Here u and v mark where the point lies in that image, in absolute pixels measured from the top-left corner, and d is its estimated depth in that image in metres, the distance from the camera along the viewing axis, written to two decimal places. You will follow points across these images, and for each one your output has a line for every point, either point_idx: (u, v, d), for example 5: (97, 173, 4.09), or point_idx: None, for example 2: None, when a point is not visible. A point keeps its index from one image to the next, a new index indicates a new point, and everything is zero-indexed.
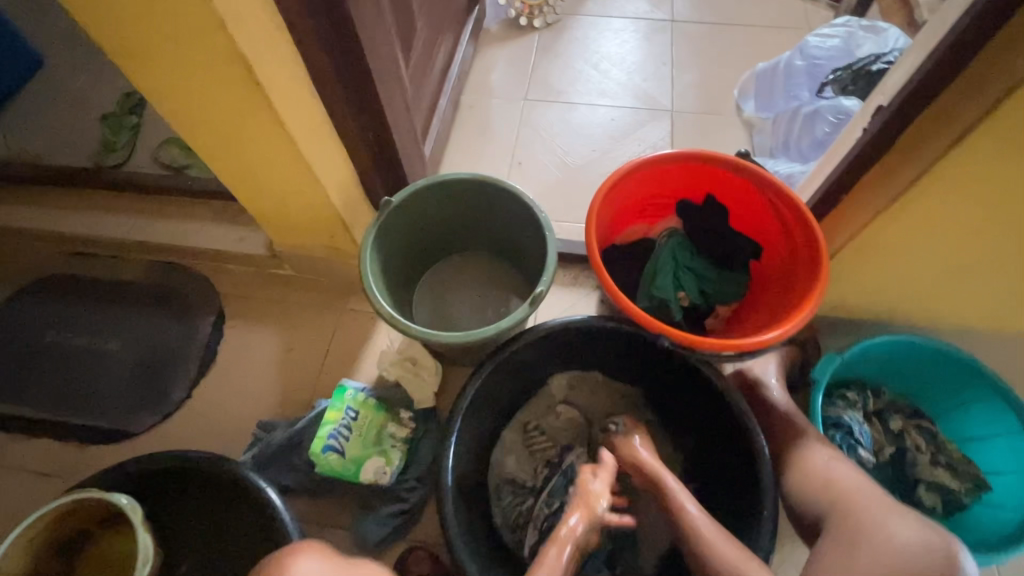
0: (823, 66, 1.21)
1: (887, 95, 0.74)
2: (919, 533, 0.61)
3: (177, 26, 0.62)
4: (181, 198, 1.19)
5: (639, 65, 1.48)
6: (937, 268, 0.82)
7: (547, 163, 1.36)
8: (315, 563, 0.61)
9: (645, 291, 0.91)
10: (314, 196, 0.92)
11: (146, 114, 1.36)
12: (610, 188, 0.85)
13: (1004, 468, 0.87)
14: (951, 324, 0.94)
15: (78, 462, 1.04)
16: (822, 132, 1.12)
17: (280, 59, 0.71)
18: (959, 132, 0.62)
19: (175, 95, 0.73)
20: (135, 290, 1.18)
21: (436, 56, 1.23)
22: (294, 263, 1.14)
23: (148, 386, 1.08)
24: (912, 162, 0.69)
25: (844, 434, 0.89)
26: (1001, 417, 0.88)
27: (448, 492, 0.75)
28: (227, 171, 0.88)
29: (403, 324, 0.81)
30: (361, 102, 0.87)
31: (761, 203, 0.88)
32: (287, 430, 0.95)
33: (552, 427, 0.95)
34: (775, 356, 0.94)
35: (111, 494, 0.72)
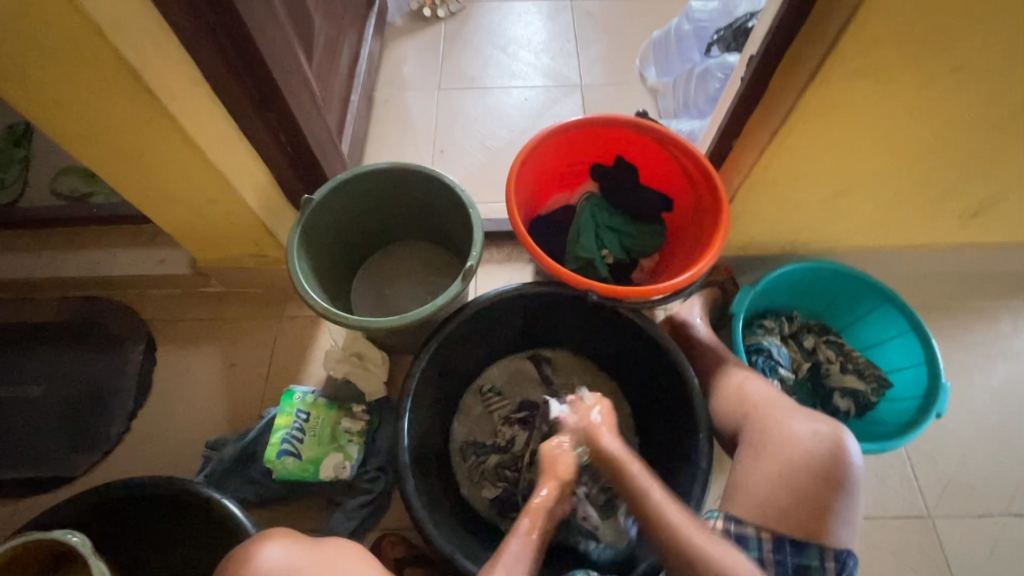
0: (707, 28, 1.27)
1: (756, 45, 0.82)
2: (811, 426, 0.69)
3: (51, 36, 0.60)
4: (89, 226, 1.13)
5: (545, 44, 1.52)
6: (821, 197, 0.91)
7: (468, 147, 1.38)
8: (279, 547, 0.62)
9: (571, 253, 0.96)
10: (230, 202, 0.90)
11: (36, 146, 1.28)
12: (524, 159, 0.89)
13: (902, 364, 0.99)
14: (843, 246, 1.05)
15: (12, 518, 0.98)
16: (714, 88, 1.21)
17: (170, 65, 0.69)
18: (812, 69, 0.69)
19: (60, 112, 0.70)
20: (51, 330, 1.12)
21: (341, 52, 1.23)
22: (223, 277, 1.11)
23: (81, 425, 1.03)
24: (782, 102, 0.77)
25: (765, 357, 0.98)
26: (894, 320, 0.99)
27: (406, 469, 0.77)
28: (132, 187, 0.85)
29: (339, 315, 0.81)
30: (266, 102, 0.86)
31: (666, 158, 0.95)
32: (238, 443, 0.94)
33: (505, 388, 1.01)
34: (698, 300, 1.02)
35: (55, 534, 0.67)
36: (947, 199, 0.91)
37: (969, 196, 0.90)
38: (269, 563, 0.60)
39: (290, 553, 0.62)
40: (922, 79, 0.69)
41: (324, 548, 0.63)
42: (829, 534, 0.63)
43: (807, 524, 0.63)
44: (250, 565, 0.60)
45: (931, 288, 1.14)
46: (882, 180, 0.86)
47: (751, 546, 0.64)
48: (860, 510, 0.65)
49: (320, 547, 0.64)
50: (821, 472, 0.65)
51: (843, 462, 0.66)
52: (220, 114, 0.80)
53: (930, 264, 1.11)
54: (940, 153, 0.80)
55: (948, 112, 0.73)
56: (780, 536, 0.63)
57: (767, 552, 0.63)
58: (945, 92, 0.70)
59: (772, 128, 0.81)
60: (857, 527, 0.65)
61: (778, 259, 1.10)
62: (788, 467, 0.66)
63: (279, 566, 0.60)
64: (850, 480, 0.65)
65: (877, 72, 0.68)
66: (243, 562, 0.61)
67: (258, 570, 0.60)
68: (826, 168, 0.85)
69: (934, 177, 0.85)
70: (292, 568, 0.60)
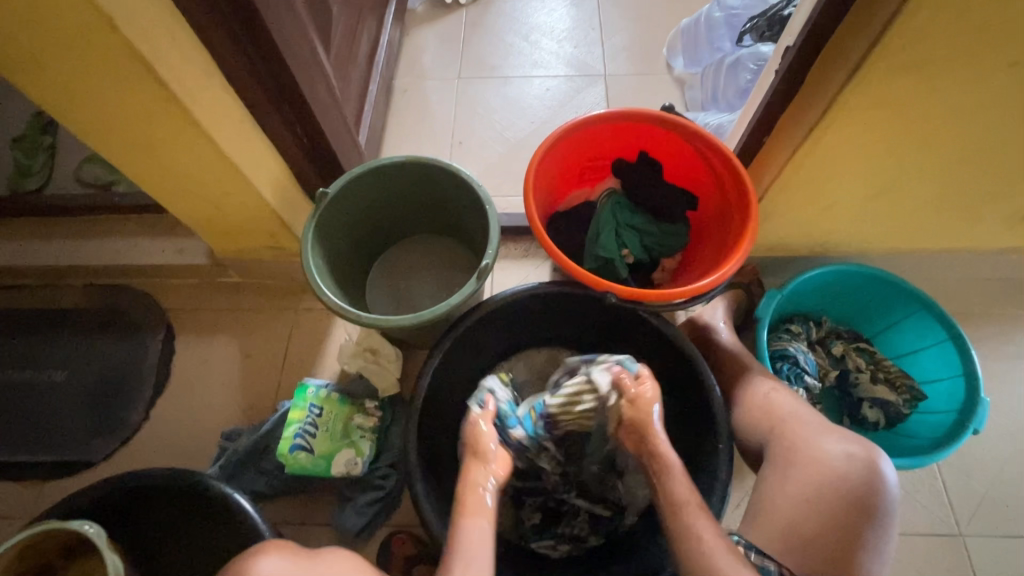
0: (741, 16, 1.21)
1: (792, 35, 0.77)
2: (843, 447, 0.66)
3: (64, 28, 0.59)
4: (111, 215, 1.14)
5: (568, 32, 1.48)
6: (857, 198, 0.86)
7: (487, 139, 1.35)
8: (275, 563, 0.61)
9: (590, 252, 0.92)
10: (245, 195, 0.89)
11: (61, 134, 1.30)
12: (543, 154, 0.86)
13: (938, 375, 0.94)
14: (879, 249, 1.00)
15: (37, 501, 1.00)
16: (745, 80, 1.15)
17: (182, 57, 0.68)
18: (855, 61, 0.64)
19: (75, 103, 0.69)
20: (76, 316, 1.14)
21: (359, 41, 1.21)
22: (240, 268, 1.12)
23: (103, 411, 1.05)
24: (818, 99, 0.73)
25: (790, 364, 0.94)
26: (930, 328, 0.94)
27: (416, 470, 0.76)
28: (150, 179, 0.85)
29: (353, 313, 0.80)
30: (281, 93, 0.85)
31: (693, 154, 0.91)
32: (252, 435, 0.94)
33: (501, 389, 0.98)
34: (722, 301, 0.98)
35: (70, 523, 0.70)
36: (994, 203, 0.85)
37: (1018, 199, 0.84)
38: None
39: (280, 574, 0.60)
40: (974, 74, 0.63)
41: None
42: (858, 564, 0.60)
43: (837, 552, 0.60)
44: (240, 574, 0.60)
45: (971, 295, 1.08)
46: (923, 180, 0.81)
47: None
48: (894, 541, 0.62)
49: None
50: (853, 500, 0.62)
51: (877, 490, 0.62)
52: (235, 105, 0.79)
53: (972, 269, 1.05)
54: (988, 155, 0.75)
55: (1003, 110, 0.68)
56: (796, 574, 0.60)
57: None
58: (1001, 89, 0.65)
59: (806, 127, 0.76)
60: (888, 558, 0.62)
61: (807, 261, 1.05)
62: (815, 490, 0.63)
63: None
64: (884, 510, 0.62)
65: (927, 66, 0.63)
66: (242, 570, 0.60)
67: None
68: (864, 168, 0.80)
69: (981, 178, 0.80)
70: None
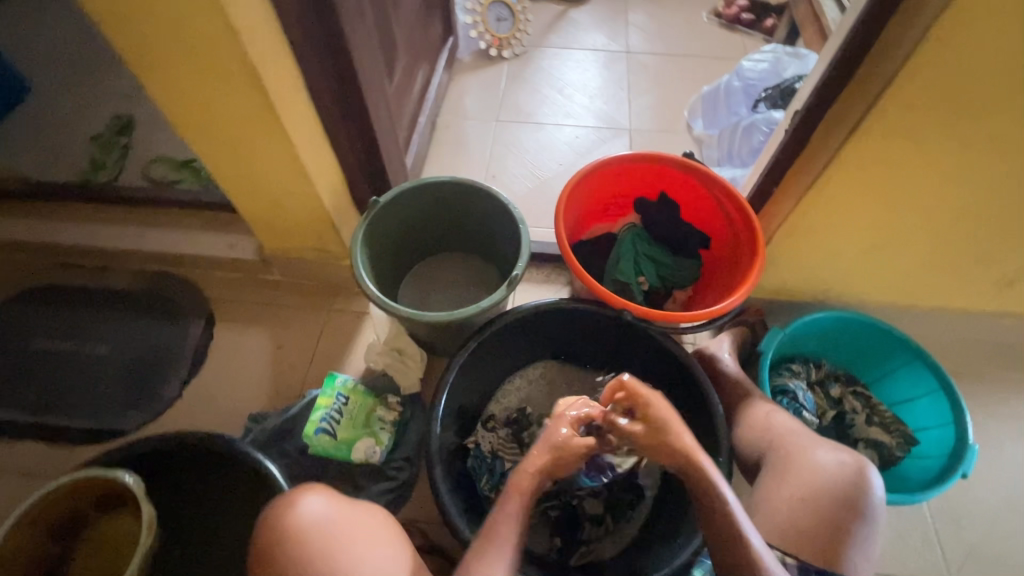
0: (756, 86, 1.38)
1: (800, 101, 0.89)
2: (834, 456, 0.71)
3: (192, 36, 0.71)
4: (171, 209, 1.25)
5: (599, 89, 1.63)
6: (856, 248, 0.95)
7: (519, 175, 1.47)
8: (326, 503, 0.66)
9: (609, 275, 1.03)
10: (306, 196, 1.00)
11: (135, 136, 1.44)
12: (574, 185, 0.97)
13: (930, 424, 0.99)
14: (876, 301, 1.08)
15: (66, 464, 1.05)
16: (759, 141, 1.28)
17: (280, 70, 0.80)
18: (852, 124, 0.75)
19: (183, 99, 0.82)
20: (125, 297, 1.22)
21: (414, 79, 1.36)
22: (284, 266, 1.21)
23: (139, 386, 1.11)
24: (820, 154, 0.83)
25: (790, 399, 0.99)
26: (923, 378, 1.00)
27: (435, 454, 0.82)
28: (225, 173, 0.96)
29: (391, 306, 0.88)
30: (351, 111, 0.97)
31: (708, 198, 1.01)
32: (280, 417, 1.00)
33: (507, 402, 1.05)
34: (728, 336, 1.05)
35: (114, 471, 0.77)
36: (982, 265, 0.94)
37: (1003, 264, 0.93)
38: (312, 518, 0.64)
39: (330, 511, 0.66)
40: (956, 143, 0.73)
41: (359, 528, 0.65)
42: (850, 561, 0.64)
43: (829, 546, 0.64)
44: (290, 516, 0.64)
45: (964, 355, 1.14)
46: (918, 237, 0.90)
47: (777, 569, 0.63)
48: (878, 540, 0.66)
49: (357, 524, 0.66)
50: (842, 498, 0.66)
51: (864, 491, 0.67)
52: (311, 115, 0.91)
53: (965, 330, 1.12)
54: (975, 217, 0.84)
55: (984, 178, 0.77)
56: (805, 561, 0.64)
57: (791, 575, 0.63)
58: (981, 158, 0.75)
59: (810, 178, 0.86)
60: (875, 559, 0.66)
61: (809, 307, 1.13)
62: (809, 491, 0.68)
63: (316, 525, 0.64)
64: (870, 510, 0.66)
65: (914, 132, 0.73)
66: (288, 508, 0.65)
67: (297, 522, 0.64)
68: (862, 220, 0.89)
69: (970, 239, 0.88)
70: (325, 529, 0.63)
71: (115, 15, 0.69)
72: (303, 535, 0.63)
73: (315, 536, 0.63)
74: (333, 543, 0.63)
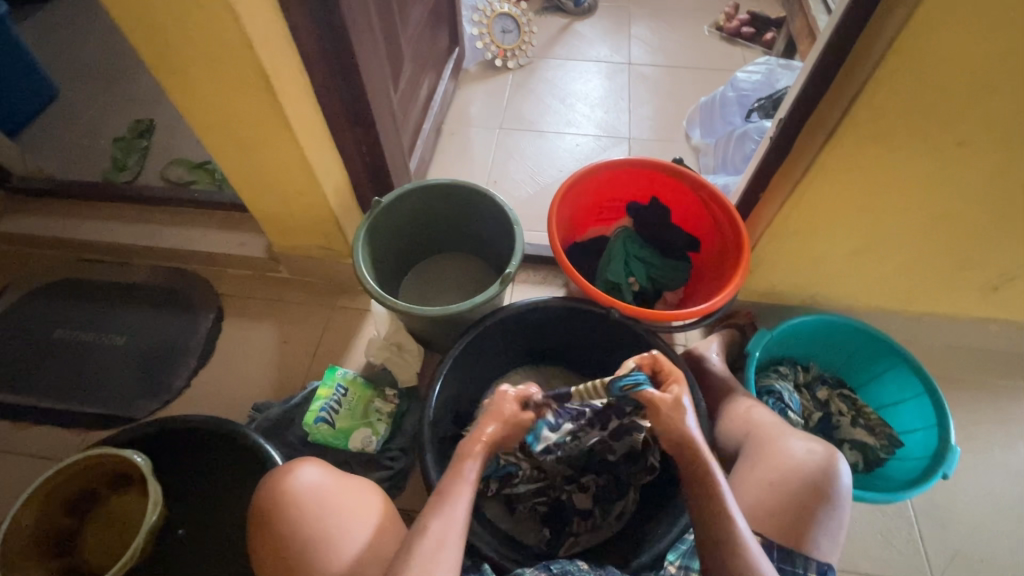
0: (750, 97, 1.42)
1: (784, 110, 0.92)
2: (805, 445, 0.73)
3: (210, 45, 0.77)
4: (186, 208, 1.31)
5: (600, 99, 1.68)
6: (841, 252, 0.98)
7: (520, 180, 1.52)
8: (320, 472, 0.71)
9: (600, 276, 1.07)
10: (312, 196, 1.05)
11: (155, 139, 1.51)
12: (567, 188, 1.01)
13: (915, 426, 1.00)
14: (864, 306, 1.10)
15: (80, 447, 1.10)
16: (751, 149, 1.31)
17: (290, 76, 0.86)
18: (830, 129, 0.78)
19: (198, 102, 0.87)
20: (140, 291, 1.28)
21: (420, 87, 1.42)
22: (292, 264, 1.26)
23: (150, 375, 1.17)
24: (801, 161, 0.87)
25: (776, 399, 1.01)
26: (909, 381, 1.02)
27: (427, 442, 0.85)
28: (236, 172, 1.02)
29: (390, 300, 0.92)
30: (357, 116, 1.02)
31: (697, 202, 1.04)
32: (283, 406, 1.05)
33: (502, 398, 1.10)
34: (717, 337, 1.08)
35: (124, 450, 0.82)
36: (966, 271, 0.96)
37: (986, 270, 0.95)
38: (308, 484, 0.69)
39: (324, 478, 0.71)
40: (929, 148, 0.76)
41: (352, 490, 0.72)
42: (813, 542, 0.66)
43: (793, 529, 0.67)
44: (287, 483, 0.69)
45: (952, 361, 1.16)
46: (900, 242, 0.92)
47: None
48: (845, 525, 0.68)
49: (350, 487, 0.72)
50: (811, 485, 0.69)
51: (833, 479, 0.69)
52: (318, 120, 0.97)
53: (954, 337, 1.14)
54: (954, 224, 0.87)
55: (959, 184, 0.80)
56: (769, 542, 0.67)
57: None
58: (955, 166, 0.78)
59: (792, 183, 0.89)
60: (841, 542, 0.68)
61: (799, 311, 1.16)
62: (778, 477, 0.70)
63: (312, 492, 0.69)
64: (838, 496, 0.69)
65: (889, 137, 0.76)
66: (285, 478, 0.70)
67: (293, 489, 0.69)
68: (845, 224, 0.92)
69: (951, 246, 0.91)
70: (320, 494, 0.69)
71: (141, 24, 0.75)
72: (300, 501, 0.68)
73: (312, 500, 0.68)
74: (329, 507, 0.68)
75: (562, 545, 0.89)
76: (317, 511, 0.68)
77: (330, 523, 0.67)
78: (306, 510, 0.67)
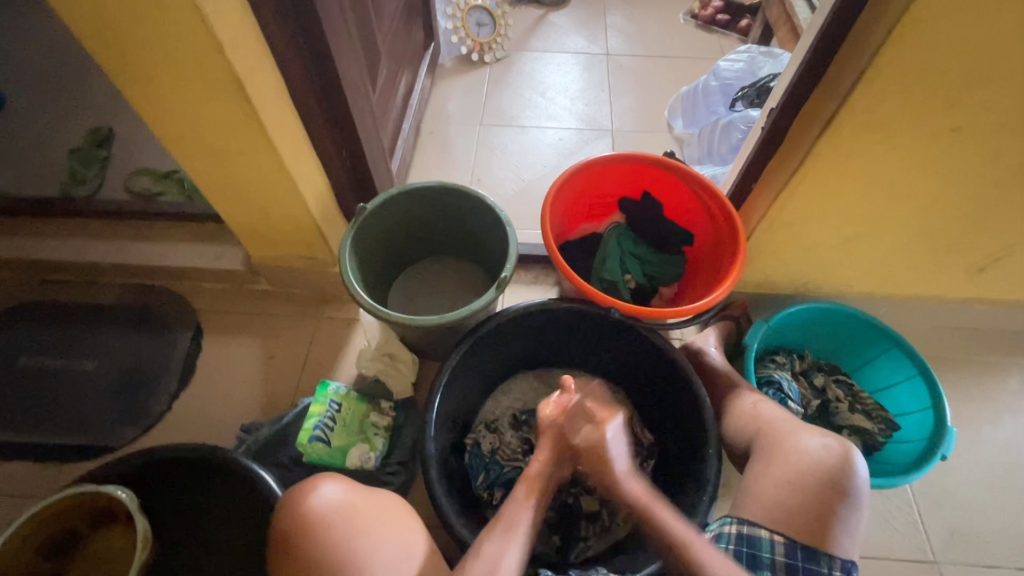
0: (733, 85, 1.42)
1: (773, 100, 0.91)
2: (820, 441, 0.73)
3: (179, 50, 0.72)
4: (154, 221, 1.23)
5: (581, 91, 1.66)
6: (834, 240, 0.98)
7: (504, 177, 1.49)
8: (336, 486, 0.68)
9: (596, 275, 1.05)
10: (294, 205, 1.00)
11: (115, 149, 1.42)
12: (559, 187, 0.98)
13: (910, 408, 1.02)
14: (855, 291, 1.11)
15: (56, 482, 1.04)
16: (737, 138, 1.30)
17: (265, 80, 0.81)
18: (827, 117, 0.77)
19: (166, 110, 0.81)
20: (110, 311, 1.21)
21: (397, 86, 1.37)
22: (272, 275, 1.20)
23: (127, 401, 1.10)
24: (795, 151, 0.86)
25: (776, 389, 1.01)
26: (903, 365, 1.03)
27: (431, 457, 0.82)
28: (210, 183, 0.96)
29: (382, 312, 0.89)
30: (337, 119, 0.97)
31: (690, 196, 1.03)
32: (272, 426, 1.00)
33: (502, 402, 1.07)
34: (714, 330, 1.07)
35: (106, 487, 0.77)
36: (956, 253, 0.97)
37: (974, 252, 0.96)
38: (328, 502, 0.66)
39: (348, 494, 0.68)
40: (923, 135, 0.76)
41: (373, 494, 0.70)
42: (835, 538, 0.66)
43: (815, 526, 0.66)
44: (311, 502, 0.66)
45: (939, 341, 1.18)
46: (893, 228, 0.93)
47: (764, 548, 0.66)
48: (864, 521, 0.68)
49: (369, 491, 0.70)
50: (829, 482, 0.69)
51: (850, 474, 0.69)
52: (296, 125, 0.92)
53: (941, 317, 1.16)
54: (946, 208, 0.87)
55: (952, 168, 0.80)
56: (793, 540, 0.66)
57: (779, 553, 0.65)
58: (947, 153, 0.78)
59: (786, 174, 0.88)
60: (860, 536, 0.68)
61: (792, 299, 1.16)
62: (796, 474, 0.70)
63: (338, 507, 0.66)
64: (856, 491, 0.68)
65: (885, 127, 0.76)
66: (307, 496, 0.66)
67: (318, 506, 0.65)
68: (839, 213, 0.92)
69: (942, 230, 0.92)
70: (348, 508, 0.66)
71: (101, 30, 0.69)
72: (327, 519, 0.64)
73: (340, 517, 0.65)
74: (362, 518, 0.65)
75: (573, 551, 0.90)
76: (352, 524, 0.65)
77: (372, 528, 0.65)
78: (339, 526, 0.64)
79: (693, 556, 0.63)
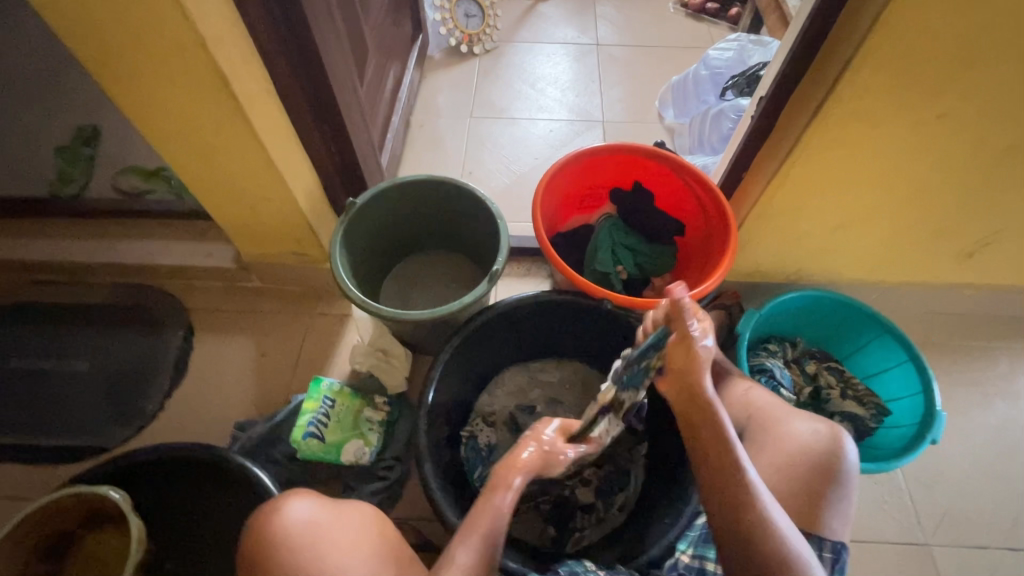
0: (723, 74, 1.41)
1: (762, 88, 0.91)
2: (810, 427, 0.73)
3: (159, 46, 0.70)
4: (141, 220, 1.22)
5: (571, 82, 1.65)
6: (824, 228, 0.98)
7: (496, 170, 1.48)
8: (307, 503, 0.68)
9: (588, 266, 1.05)
10: (282, 201, 0.99)
11: (101, 147, 1.40)
12: (549, 178, 0.98)
13: (901, 394, 1.03)
14: (846, 279, 1.12)
15: (50, 482, 1.03)
16: (727, 128, 1.30)
17: (250, 75, 0.80)
18: (815, 105, 0.77)
19: (148, 106, 0.80)
20: (100, 311, 1.20)
21: (386, 79, 1.35)
22: (263, 272, 1.20)
23: (119, 401, 1.10)
24: (785, 140, 0.86)
25: (768, 377, 1.02)
26: (893, 350, 1.04)
27: (425, 450, 0.82)
28: (197, 180, 0.95)
29: (373, 307, 0.88)
30: (323, 113, 0.96)
31: (681, 185, 1.03)
32: (266, 424, 1.00)
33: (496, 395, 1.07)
34: (706, 320, 1.08)
35: (97, 488, 0.76)
36: (944, 239, 0.97)
37: (963, 238, 0.97)
38: (296, 520, 0.66)
39: (317, 512, 0.67)
40: (911, 122, 0.76)
41: (345, 510, 0.69)
42: (824, 523, 0.67)
43: (804, 511, 0.67)
44: (278, 520, 0.66)
45: (928, 327, 1.19)
46: (882, 215, 0.93)
47: None
48: (854, 504, 0.69)
49: (341, 507, 0.70)
50: (818, 468, 0.69)
51: (840, 459, 0.69)
52: (282, 120, 0.91)
53: (931, 302, 1.17)
54: (934, 195, 0.87)
55: (941, 153, 0.80)
56: None
57: None
58: (936, 139, 0.78)
59: (776, 163, 0.88)
60: (851, 519, 0.69)
61: (784, 287, 1.16)
62: (786, 461, 0.71)
63: (305, 527, 0.65)
64: (845, 476, 0.69)
65: (873, 114, 0.76)
66: (275, 514, 0.66)
67: (285, 525, 0.65)
68: (829, 201, 0.92)
69: (931, 216, 0.92)
70: (316, 526, 0.65)
71: (78, 26, 0.68)
72: (293, 537, 0.64)
73: (307, 536, 0.64)
74: (329, 536, 0.65)
75: (569, 541, 0.90)
76: (317, 543, 0.64)
77: (334, 549, 0.64)
78: (304, 545, 0.64)
79: (749, 492, 0.61)
